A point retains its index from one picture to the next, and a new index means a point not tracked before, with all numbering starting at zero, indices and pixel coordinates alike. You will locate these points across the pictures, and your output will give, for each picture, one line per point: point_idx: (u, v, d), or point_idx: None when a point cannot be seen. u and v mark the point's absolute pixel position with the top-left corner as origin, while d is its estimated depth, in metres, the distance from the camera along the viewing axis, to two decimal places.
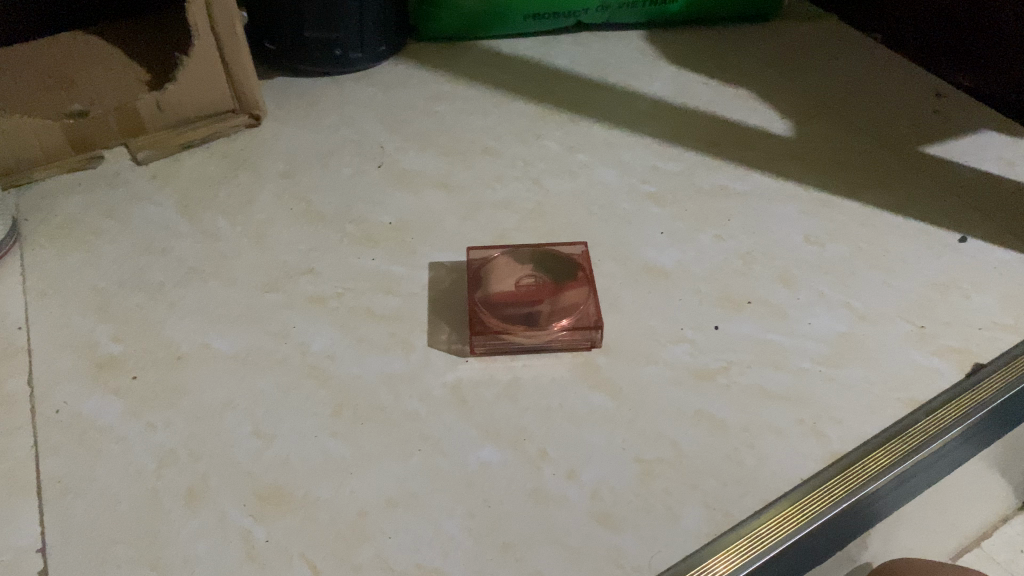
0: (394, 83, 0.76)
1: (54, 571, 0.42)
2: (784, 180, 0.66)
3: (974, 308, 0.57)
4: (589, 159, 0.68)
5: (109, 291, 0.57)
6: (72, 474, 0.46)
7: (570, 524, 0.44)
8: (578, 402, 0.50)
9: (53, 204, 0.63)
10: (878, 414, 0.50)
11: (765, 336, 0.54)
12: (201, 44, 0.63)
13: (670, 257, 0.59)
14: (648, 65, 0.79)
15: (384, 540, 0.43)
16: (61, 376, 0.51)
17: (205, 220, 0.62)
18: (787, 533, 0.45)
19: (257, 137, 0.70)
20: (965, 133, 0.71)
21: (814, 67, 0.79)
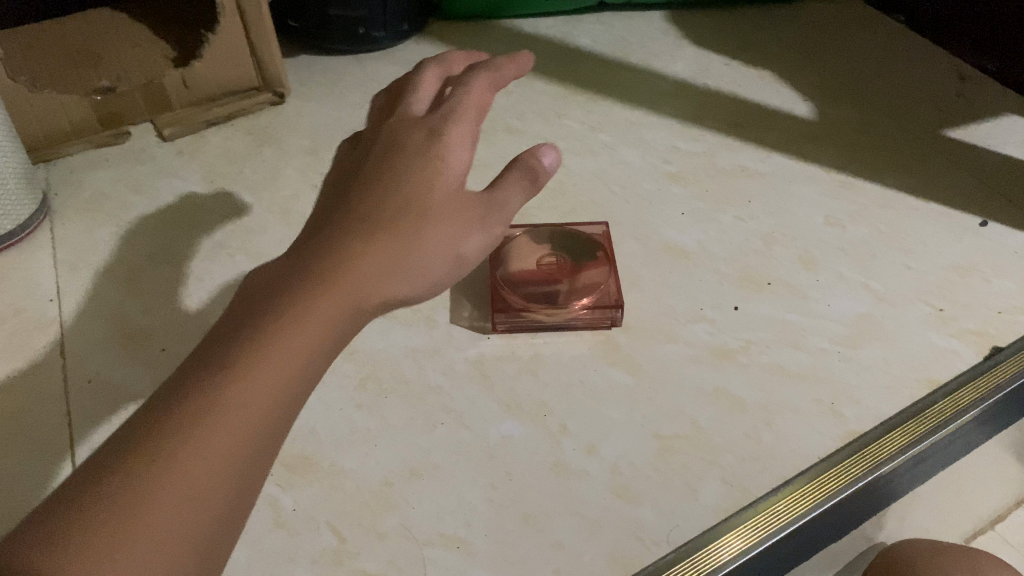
0: (417, 61, 0.77)
1: None
2: (806, 162, 0.66)
3: (995, 291, 0.57)
4: (611, 139, 0.68)
5: (139, 264, 0.58)
6: (104, 442, 0.47)
7: (590, 497, 0.45)
8: (599, 378, 0.51)
9: (83, 179, 0.64)
10: (895, 394, 0.51)
11: (784, 316, 0.55)
12: (227, 22, 0.63)
13: (690, 237, 0.60)
14: (670, 46, 0.79)
15: (408, 509, 0.45)
16: (93, 347, 0.53)
17: (232, 196, 0.63)
18: (801, 511, 0.46)
19: (281, 114, 0.71)
20: (988, 116, 0.71)
21: (837, 48, 0.79)
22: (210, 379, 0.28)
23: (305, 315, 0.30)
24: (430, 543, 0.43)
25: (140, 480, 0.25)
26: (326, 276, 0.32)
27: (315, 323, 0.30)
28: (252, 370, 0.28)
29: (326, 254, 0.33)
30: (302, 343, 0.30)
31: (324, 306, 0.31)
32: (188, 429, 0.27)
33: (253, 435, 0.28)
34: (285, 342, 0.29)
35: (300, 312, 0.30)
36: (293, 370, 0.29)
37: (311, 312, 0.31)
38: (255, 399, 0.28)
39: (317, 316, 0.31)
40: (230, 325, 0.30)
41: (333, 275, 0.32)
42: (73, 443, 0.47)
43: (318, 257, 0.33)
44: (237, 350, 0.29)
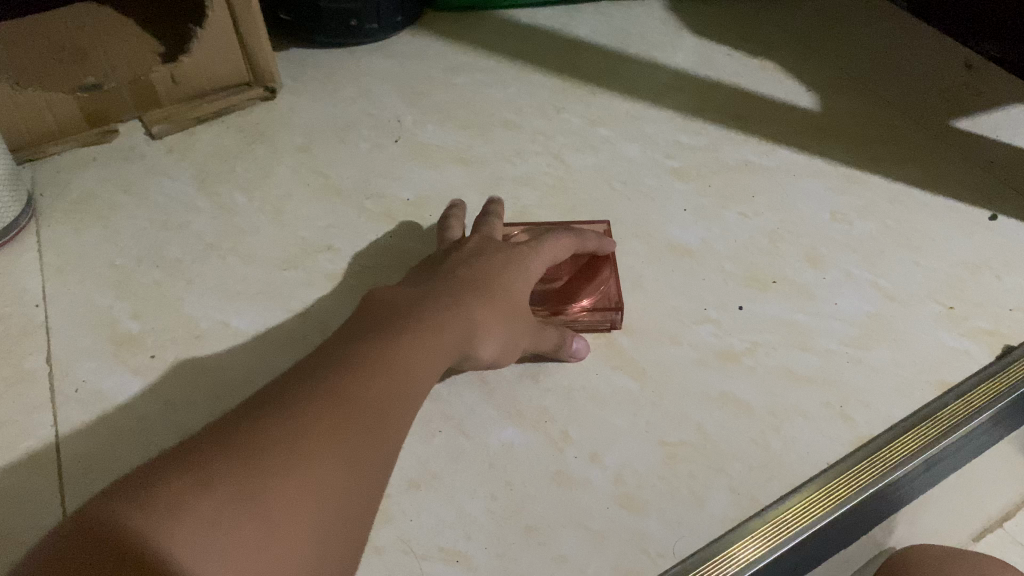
0: (412, 54, 0.75)
1: None
2: (810, 155, 0.65)
3: (1006, 289, 0.55)
4: (612, 134, 0.67)
5: (128, 267, 0.56)
6: (92, 454, 0.46)
7: (594, 508, 0.44)
8: (602, 383, 0.49)
9: (69, 179, 0.62)
10: (906, 397, 0.49)
11: (792, 316, 0.53)
12: (216, 16, 0.61)
13: (694, 234, 0.58)
14: (671, 36, 0.78)
15: (407, 522, 0.43)
16: (81, 354, 0.51)
17: (223, 196, 0.62)
18: (812, 518, 0.45)
19: (273, 110, 0.69)
20: (997, 107, 0.69)
21: (841, 36, 0.77)
22: (335, 439, 0.32)
23: (408, 393, 0.37)
24: (429, 558, 0.42)
25: (277, 507, 0.29)
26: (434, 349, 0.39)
27: (409, 404, 0.36)
28: (369, 437, 0.34)
29: (435, 337, 0.39)
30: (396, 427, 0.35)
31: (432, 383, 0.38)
32: (321, 472, 0.31)
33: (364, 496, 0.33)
34: (386, 429, 0.35)
35: (412, 380, 0.37)
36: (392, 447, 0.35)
37: (411, 396, 0.37)
38: (367, 469, 0.33)
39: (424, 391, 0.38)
40: (343, 380, 0.35)
41: (445, 349, 0.40)
42: (59, 455, 0.46)
43: (446, 311, 0.41)
44: (352, 416, 0.33)
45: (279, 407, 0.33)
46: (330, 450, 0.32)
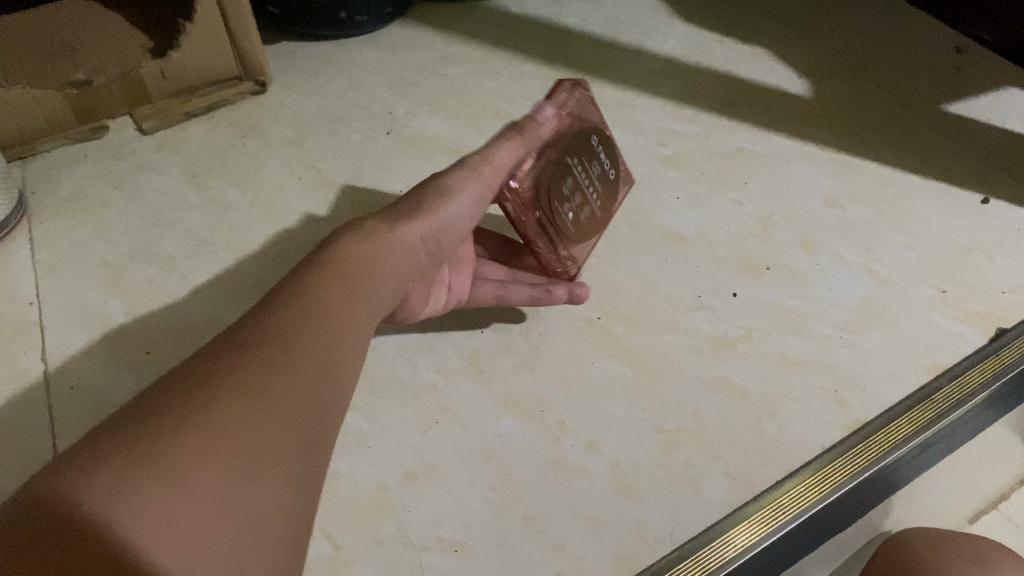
0: (402, 45, 0.75)
1: None
2: (802, 141, 0.65)
3: (998, 271, 0.56)
4: (604, 122, 0.66)
5: (121, 264, 0.56)
6: None
7: (591, 496, 0.44)
8: (597, 371, 0.49)
9: (60, 176, 0.62)
10: (900, 380, 0.50)
11: (786, 302, 0.53)
12: (204, 11, 0.61)
13: (688, 222, 0.58)
14: (661, 23, 0.77)
15: (405, 514, 0.43)
16: (75, 352, 0.51)
17: (215, 191, 0.61)
18: (809, 503, 0.45)
19: (263, 104, 0.69)
20: (987, 90, 0.70)
21: (831, 21, 0.77)
22: (243, 372, 0.33)
23: (325, 320, 0.38)
24: (427, 549, 0.42)
25: (211, 443, 0.30)
26: (338, 277, 0.40)
27: (324, 328, 0.37)
28: (282, 363, 0.34)
29: (332, 254, 0.41)
30: (317, 353, 0.36)
31: (352, 306, 0.40)
32: (244, 411, 0.32)
33: (289, 417, 0.33)
34: (319, 366, 0.36)
35: (338, 322, 0.38)
36: (316, 372, 0.36)
37: (328, 322, 0.38)
38: (293, 395, 0.34)
39: (344, 317, 0.39)
40: (250, 328, 0.36)
41: (352, 264, 0.41)
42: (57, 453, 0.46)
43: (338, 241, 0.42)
44: (256, 351, 0.34)
45: (189, 366, 0.34)
46: (238, 386, 0.32)
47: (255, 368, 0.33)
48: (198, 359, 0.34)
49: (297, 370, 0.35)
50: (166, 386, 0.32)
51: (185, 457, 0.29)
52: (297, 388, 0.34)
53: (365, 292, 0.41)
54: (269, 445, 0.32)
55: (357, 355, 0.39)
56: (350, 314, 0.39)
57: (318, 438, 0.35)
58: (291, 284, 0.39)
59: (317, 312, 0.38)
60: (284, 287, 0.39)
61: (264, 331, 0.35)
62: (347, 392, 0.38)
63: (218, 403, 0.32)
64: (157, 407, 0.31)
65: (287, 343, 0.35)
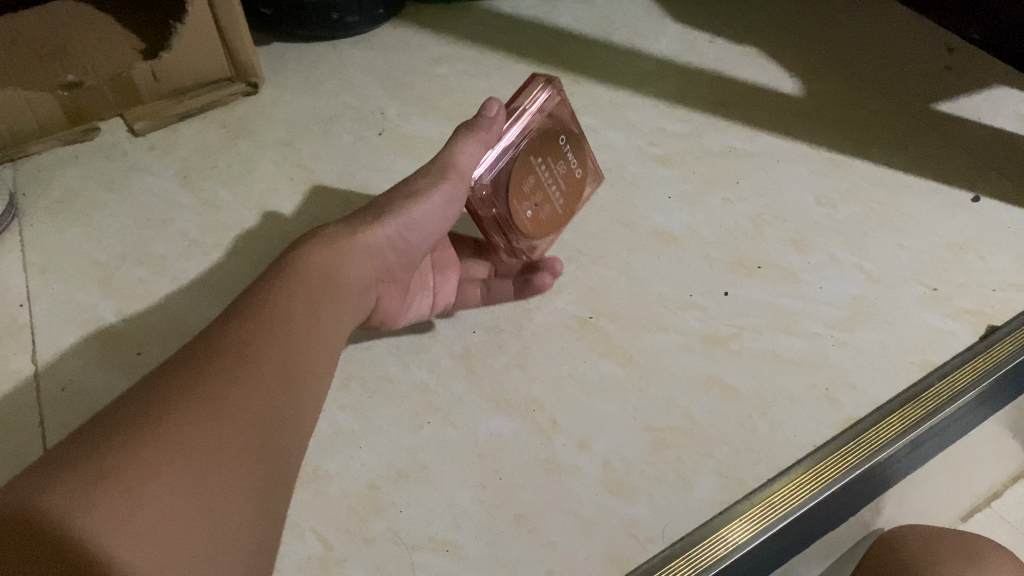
0: (394, 46, 0.75)
1: None
2: (793, 141, 0.65)
3: (989, 269, 0.56)
4: (595, 122, 0.66)
5: (111, 265, 0.56)
6: None
7: (583, 494, 0.44)
8: (589, 370, 0.49)
9: (51, 178, 0.62)
10: (891, 377, 0.50)
11: (777, 300, 0.53)
12: (196, 13, 0.61)
13: (679, 221, 0.58)
14: (653, 23, 0.78)
15: (397, 513, 0.43)
16: (66, 352, 0.51)
17: (206, 192, 0.61)
18: (800, 500, 0.46)
19: (255, 105, 0.69)
20: (978, 89, 0.70)
21: (822, 20, 0.77)
22: (205, 384, 0.33)
23: (287, 333, 0.38)
24: (419, 548, 0.42)
25: (174, 443, 0.30)
26: (301, 290, 0.40)
27: (284, 341, 0.37)
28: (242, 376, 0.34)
29: (291, 261, 0.41)
30: (280, 364, 0.36)
31: (314, 317, 0.40)
32: (208, 413, 0.32)
33: (255, 427, 0.33)
34: (288, 367, 0.36)
35: (302, 327, 0.39)
36: (278, 383, 0.35)
37: (287, 335, 0.37)
38: (259, 397, 0.34)
39: (305, 328, 0.39)
40: (211, 343, 0.35)
41: (312, 273, 0.41)
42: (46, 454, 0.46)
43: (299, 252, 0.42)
44: (217, 365, 0.34)
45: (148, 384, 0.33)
46: (201, 398, 0.32)
47: (217, 380, 0.33)
48: (158, 376, 0.34)
49: (259, 380, 0.35)
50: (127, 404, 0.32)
51: (147, 467, 0.29)
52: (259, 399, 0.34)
53: (327, 304, 0.41)
54: (235, 455, 0.32)
55: (320, 364, 0.39)
56: (312, 325, 0.39)
57: (285, 448, 0.35)
58: (253, 296, 0.39)
59: (280, 324, 0.38)
60: (245, 300, 0.39)
61: (227, 346, 0.35)
62: (314, 400, 0.38)
63: (181, 416, 0.31)
64: (118, 425, 0.31)
65: (249, 356, 0.35)
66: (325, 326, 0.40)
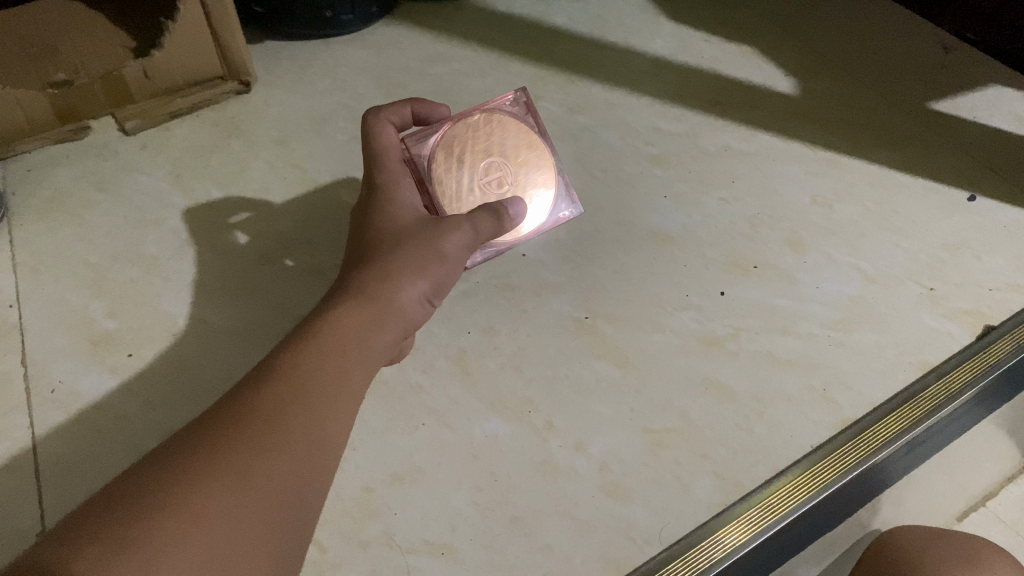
0: (388, 45, 0.74)
1: None
2: (789, 141, 0.65)
3: (985, 269, 0.56)
4: (591, 121, 0.66)
5: (103, 266, 0.56)
6: (72, 461, 0.46)
7: (580, 497, 0.44)
8: (585, 371, 0.49)
9: (41, 177, 0.61)
10: (888, 379, 0.50)
11: (773, 301, 0.53)
12: (188, 11, 0.60)
13: (675, 221, 0.58)
14: (648, 22, 0.77)
15: (392, 516, 0.43)
16: (58, 354, 0.51)
17: (199, 191, 0.61)
18: (798, 502, 0.46)
19: (248, 104, 0.68)
20: (973, 88, 0.70)
21: (817, 19, 0.77)
22: (234, 447, 0.31)
23: (317, 391, 0.35)
24: (414, 552, 0.42)
25: (198, 513, 0.28)
26: (330, 342, 0.37)
27: (314, 397, 0.35)
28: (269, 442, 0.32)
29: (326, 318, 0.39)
30: (308, 426, 0.33)
31: (346, 375, 0.37)
32: (235, 481, 0.30)
33: (276, 497, 0.31)
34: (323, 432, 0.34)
35: (339, 382, 0.36)
36: (303, 448, 0.33)
37: (316, 391, 0.35)
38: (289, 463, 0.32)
39: (335, 378, 0.36)
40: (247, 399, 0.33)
41: (344, 330, 0.38)
42: (38, 462, 0.46)
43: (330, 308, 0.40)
44: (245, 427, 0.32)
45: (174, 444, 0.31)
46: (226, 468, 0.30)
47: (242, 446, 0.31)
48: (182, 437, 0.32)
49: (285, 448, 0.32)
50: (152, 466, 0.30)
51: (169, 539, 0.27)
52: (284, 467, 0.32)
53: (358, 359, 0.38)
54: (255, 529, 0.30)
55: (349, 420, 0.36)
56: (342, 377, 0.37)
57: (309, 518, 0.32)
58: (280, 353, 0.36)
59: (310, 378, 0.35)
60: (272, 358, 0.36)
61: (256, 409, 0.33)
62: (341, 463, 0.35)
63: (206, 481, 0.29)
64: (139, 491, 0.29)
65: (277, 420, 0.33)
66: (356, 381, 0.37)
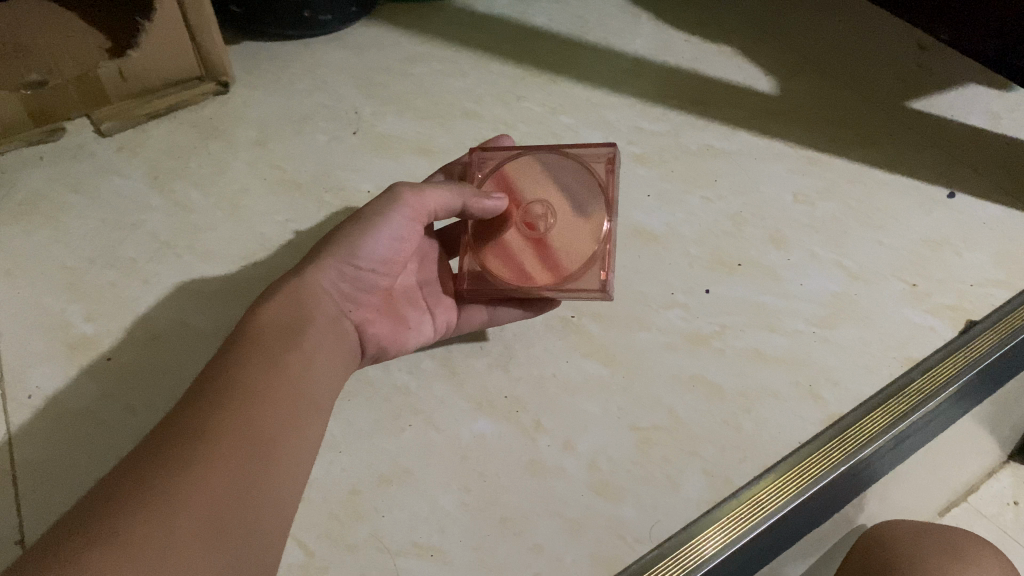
0: (368, 44, 0.74)
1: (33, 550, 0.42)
2: (770, 139, 0.65)
3: (966, 265, 0.56)
4: (573, 121, 0.66)
5: (80, 268, 0.55)
6: (50, 463, 0.45)
7: (570, 495, 0.44)
8: (573, 370, 0.49)
9: (14, 179, 0.60)
10: (874, 373, 0.50)
11: (758, 298, 0.53)
12: (163, 10, 0.59)
13: (659, 220, 0.58)
14: (629, 22, 0.77)
15: (379, 518, 0.42)
16: (34, 359, 0.50)
17: (177, 193, 0.60)
18: (785, 499, 0.46)
19: (226, 105, 0.67)
20: (950, 87, 0.70)
21: (795, 19, 0.78)
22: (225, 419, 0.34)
23: (251, 393, 0.36)
24: (403, 554, 0.41)
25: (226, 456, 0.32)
26: (236, 412, 0.34)
27: (248, 455, 0.33)
28: (216, 524, 0.30)
29: (269, 315, 0.40)
30: (249, 418, 0.34)
31: (275, 376, 0.37)
32: (211, 468, 0.32)
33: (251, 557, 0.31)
34: (267, 451, 0.34)
35: (269, 398, 0.36)
36: (246, 516, 0.32)
37: (246, 464, 0.33)
38: (237, 446, 0.33)
39: (260, 443, 0.34)
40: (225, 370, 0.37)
41: (286, 324, 0.40)
42: (17, 467, 0.45)
43: (224, 403, 0.35)
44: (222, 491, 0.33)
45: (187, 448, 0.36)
46: (196, 521, 0.30)
47: (236, 414, 0.34)
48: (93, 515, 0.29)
49: (245, 508, 0.32)
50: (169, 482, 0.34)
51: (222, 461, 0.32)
52: (244, 537, 0.31)
53: (330, 348, 0.42)
54: (212, 501, 0.31)
55: (268, 422, 0.35)
56: (267, 449, 0.34)
57: (250, 516, 0.32)
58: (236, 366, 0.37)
59: (237, 448, 0.33)
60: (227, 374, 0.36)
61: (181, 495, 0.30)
62: (284, 481, 0.35)
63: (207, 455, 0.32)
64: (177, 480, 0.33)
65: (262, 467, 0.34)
66: (281, 402, 0.36)
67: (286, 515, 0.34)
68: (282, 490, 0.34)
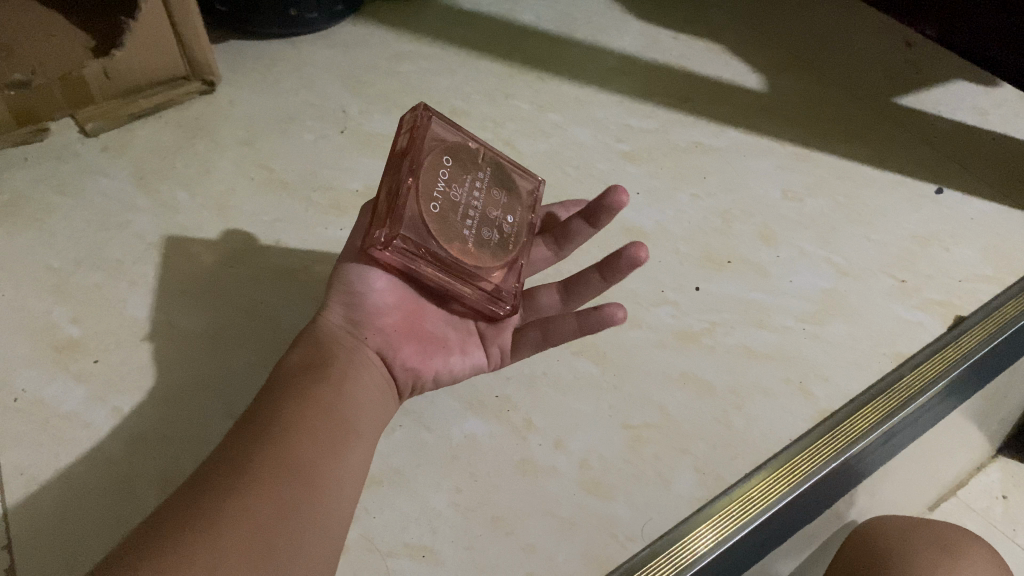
0: (354, 42, 0.73)
1: (19, 552, 0.41)
2: (759, 136, 0.65)
3: (955, 260, 0.57)
4: (562, 119, 0.66)
5: (65, 270, 0.54)
6: (39, 467, 0.45)
7: (561, 494, 0.44)
8: (563, 368, 0.49)
9: None
10: (864, 369, 0.50)
11: (749, 294, 0.53)
12: (149, 8, 0.59)
13: (649, 217, 0.58)
14: (616, 19, 0.77)
15: (369, 519, 0.42)
16: (19, 363, 0.49)
17: (163, 193, 0.59)
18: (775, 496, 0.46)
19: (212, 105, 0.67)
20: (936, 83, 0.71)
21: (783, 16, 0.78)
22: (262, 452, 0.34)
23: (285, 423, 0.35)
24: (394, 554, 0.41)
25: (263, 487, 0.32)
26: (272, 443, 0.34)
27: (287, 488, 0.33)
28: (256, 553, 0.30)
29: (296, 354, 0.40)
30: (285, 446, 0.34)
31: (308, 404, 0.36)
32: (249, 500, 0.31)
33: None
34: (307, 478, 0.34)
35: (305, 425, 0.35)
36: (289, 543, 0.31)
37: (284, 493, 0.33)
38: (274, 476, 0.33)
39: (297, 470, 0.34)
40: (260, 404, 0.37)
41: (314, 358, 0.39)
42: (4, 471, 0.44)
43: (258, 441, 0.34)
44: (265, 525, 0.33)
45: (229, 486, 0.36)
46: (239, 558, 0.30)
47: (271, 445, 0.34)
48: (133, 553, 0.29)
49: (288, 536, 0.32)
50: None
51: (260, 493, 0.32)
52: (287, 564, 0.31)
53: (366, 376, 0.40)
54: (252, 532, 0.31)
55: (306, 447, 0.35)
56: (307, 475, 0.34)
57: (294, 544, 0.32)
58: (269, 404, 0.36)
59: (272, 477, 0.33)
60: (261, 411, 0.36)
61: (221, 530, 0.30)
62: (328, 506, 0.34)
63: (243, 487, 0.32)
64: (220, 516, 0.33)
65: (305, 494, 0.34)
66: (318, 429, 0.36)
67: (331, 542, 0.34)
68: (327, 517, 0.34)
